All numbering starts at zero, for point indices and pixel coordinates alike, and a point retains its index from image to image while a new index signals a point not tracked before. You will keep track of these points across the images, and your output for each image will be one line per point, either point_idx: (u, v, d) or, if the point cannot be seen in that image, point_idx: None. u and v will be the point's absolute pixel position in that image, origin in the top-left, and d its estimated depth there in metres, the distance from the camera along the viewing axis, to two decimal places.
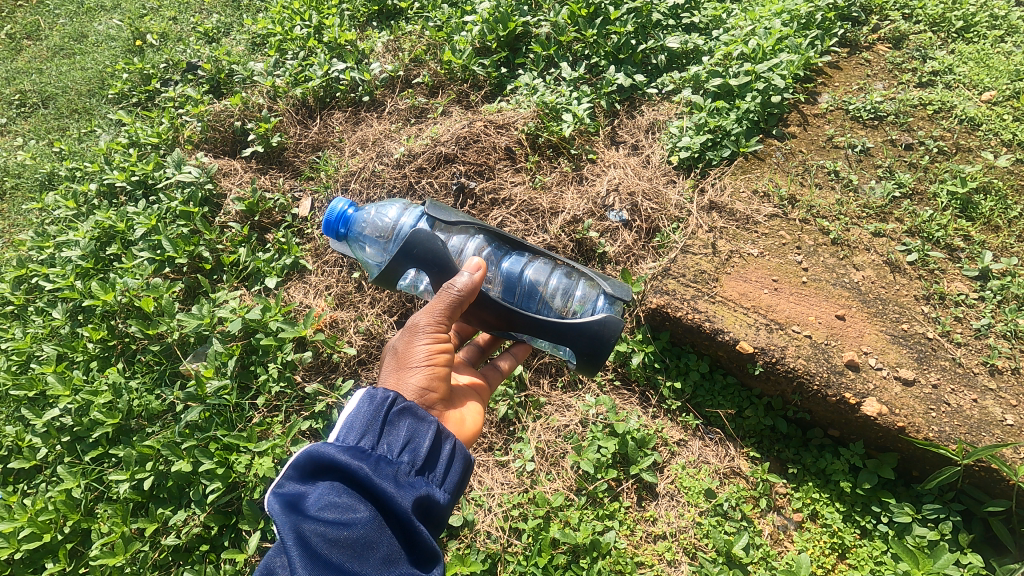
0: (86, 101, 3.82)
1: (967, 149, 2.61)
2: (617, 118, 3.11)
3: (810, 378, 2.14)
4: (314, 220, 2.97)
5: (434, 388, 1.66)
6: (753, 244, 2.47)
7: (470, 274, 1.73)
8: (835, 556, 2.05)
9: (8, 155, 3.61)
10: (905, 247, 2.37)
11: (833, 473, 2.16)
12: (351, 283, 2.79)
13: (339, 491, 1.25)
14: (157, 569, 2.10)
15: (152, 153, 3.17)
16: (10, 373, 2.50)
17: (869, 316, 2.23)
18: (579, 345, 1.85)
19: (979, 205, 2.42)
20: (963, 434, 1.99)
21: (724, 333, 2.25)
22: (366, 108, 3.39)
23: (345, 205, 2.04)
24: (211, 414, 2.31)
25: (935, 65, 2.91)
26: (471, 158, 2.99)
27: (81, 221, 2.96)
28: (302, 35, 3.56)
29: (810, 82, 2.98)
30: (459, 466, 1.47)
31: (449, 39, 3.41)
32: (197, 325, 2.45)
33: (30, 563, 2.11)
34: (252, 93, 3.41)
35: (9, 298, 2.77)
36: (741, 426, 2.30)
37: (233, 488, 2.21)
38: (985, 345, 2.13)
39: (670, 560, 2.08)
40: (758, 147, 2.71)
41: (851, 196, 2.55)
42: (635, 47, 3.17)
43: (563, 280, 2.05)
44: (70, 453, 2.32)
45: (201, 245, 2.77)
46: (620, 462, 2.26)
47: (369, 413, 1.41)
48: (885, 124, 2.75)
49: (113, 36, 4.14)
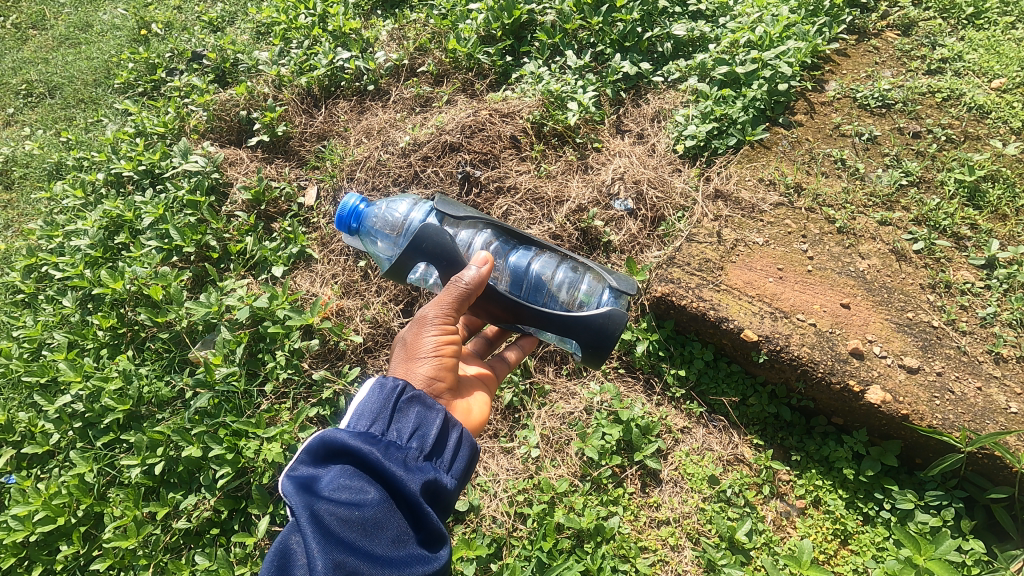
0: (92, 91, 3.83)
1: (976, 137, 2.59)
2: (623, 106, 3.10)
3: (815, 366, 2.15)
4: (320, 210, 2.99)
5: (442, 378, 1.68)
6: (758, 233, 2.47)
7: (477, 268, 1.77)
8: (837, 541, 2.06)
9: (16, 145, 3.62)
10: (911, 235, 2.36)
11: (837, 460, 2.17)
12: (357, 271, 2.80)
13: (351, 474, 1.28)
14: (168, 552, 2.14)
15: (159, 143, 3.19)
16: (22, 360, 2.53)
17: (874, 304, 2.23)
18: (584, 338, 1.86)
19: (987, 193, 2.41)
20: (967, 422, 2.00)
21: (729, 321, 2.25)
22: (371, 97, 3.38)
23: (357, 201, 2.04)
24: (220, 400, 2.34)
25: (944, 53, 2.89)
26: (476, 147, 2.99)
27: (90, 211, 2.98)
28: (307, 23, 3.56)
29: (817, 70, 2.96)
30: (466, 453, 1.49)
31: (454, 27, 3.40)
32: (205, 313, 2.49)
33: (45, 545, 2.15)
34: (257, 82, 3.41)
35: (20, 287, 2.80)
36: (745, 414, 2.32)
37: (243, 473, 2.24)
38: (990, 333, 2.13)
39: (674, 546, 2.10)
40: (764, 135, 2.71)
41: (858, 184, 2.54)
42: (641, 35, 3.16)
43: (569, 274, 2.06)
44: (82, 439, 2.35)
45: (208, 234, 2.80)
46: (625, 449, 2.28)
47: (379, 400, 1.43)
48: (893, 112, 2.73)
49: (118, 26, 4.15)
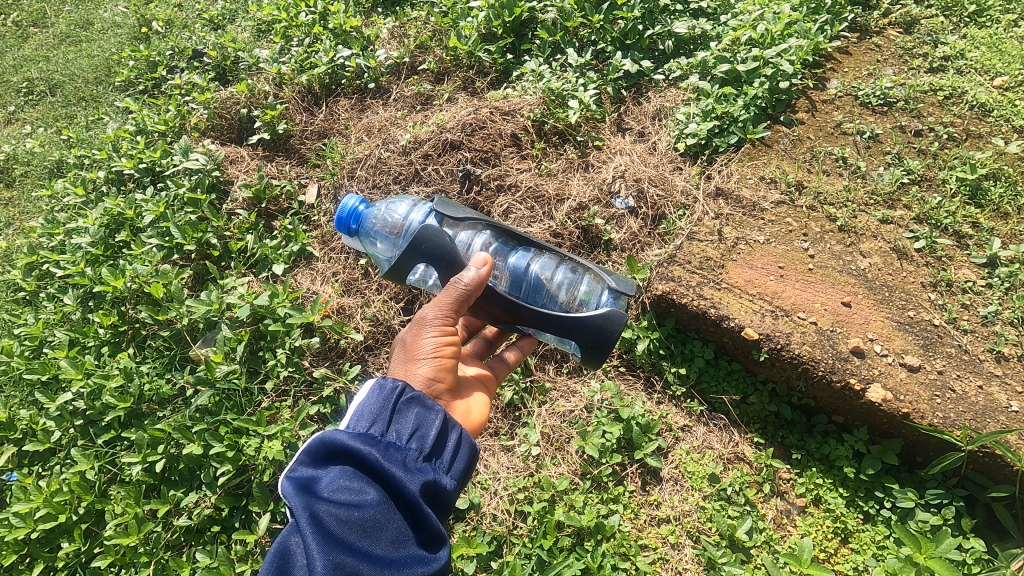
0: (93, 89, 3.83)
1: (978, 135, 2.58)
2: (624, 104, 3.10)
3: (815, 365, 2.15)
4: (321, 208, 2.99)
5: (441, 379, 1.68)
6: (759, 231, 2.47)
7: (476, 269, 1.76)
8: (837, 540, 2.06)
9: (17, 143, 3.61)
10: (912, 234, 2.36)
11: (838, 459, 2.16)
12: (358, 269, 2.80)
13: (350, 475, 1.28)
14: (169, 550, 2.14)
15: (159, 141, 3.19)
16: (23, 358, 2.53)
17: (875, 303, 2.23)
18: (583, 339, 1.85)
19: (988, 191, 2.41)
20: (968, 421, 1.99)
21: (729, 320, 2.25)
22: (372, 95, 3.38)
23: (357, 202, 2.04)
24: (221, 398, 2.35)
25: (946, 51, 2.88)
26: (477, 145, 2.99)
27: (91, 209, 2.98)
28: (307, 21, 3.55)
29: (818, 67, 2.95)
30: (466, 454, 1.49)
31: (455, 25, 3.39)
32: (206, 311, 2.49)
33: (46, 543, 2.16)
34: (258, 81, 3.41)
35: (21, 285, 2.81)
36: (745, 412, 2.32)
37: (243, 470, 2.24)
38: (991, 332, 2.13)
39: (674, 544, 2.10)
40: (765, 133, 2.70)
41: (859, 182, 2.53)
42: (642, 33, 3.15)
43: (568, 275, 2.05)
44: (82, 437, 2.36)
45: (209, 232, 2.80)
46: (625, 447, 2.28)
47: (378, 401, 1.43)
48: (894, 110, 2.72)
49: (118, 24, 4.15)
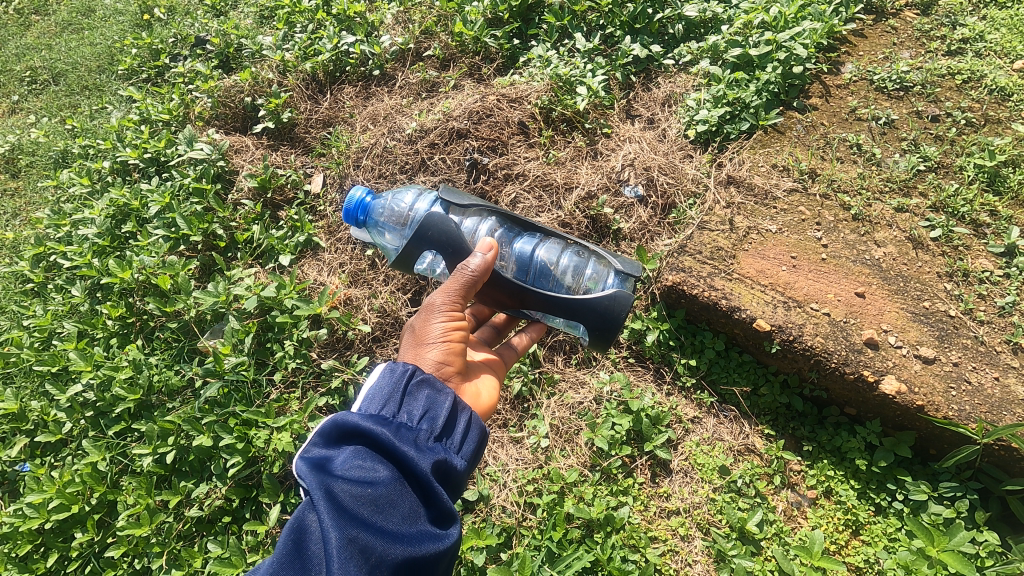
0: (96, 78, 3.79)
1: (997, 120, 2.52)
2: (633, 90, 3.04)
3: (828, 356, 2.12)
4: (326, 198, 2.97)
5: (451, 362, 1.67)
6: (771, 220, 2.43)
7: (482, 254, 1.74)
8: (848, 532, 2.05)
9: (21, 133, 3.59)
10: (928, 223, 2.31)
11: (849, 451, 2.15)
12: (365, 260, 2.78)
13: (363, 454, 1.27)
14: (181, 540, 2.16)
15: (163, 131, 3.16)
16: (33, 350, 2.55)
17: (890, 293, 2.20)
18: (590, 322, 1.83)
19: (1007, 178, 2.35)
20: (984, 413, 1.97)
21: (741, 311, 2.22)
22: (377, 81, 3.34)
23: (363, 193, 2.01)
24: (230, 390, 2.35)
25: (965, 32, 2.80)
26: (483, 133, 2.93)
27: (96, 199, 2.97)
28: (311, 7, 3.53)
29: (833, 51, 2.87)
30: (476, 435, 1.48)
31: (460, 10, 3.32)
32: (213, 302, 2.49)
33: (60, 533, 2.18)
34: (262, 68, 3.37)
35: (29, 276, 2.81)
36: (756, 404, 2.30)
37: (253, 462, 2.24)
38: (1009, 322, 2.09)
39: (684, 536, 2.10)
40: (778, 119, 2.64)
41: (874, 169, 2.48)
42: (651, 16, 3.08)
43: (574, 259, 2.02)
44: (93, 428, 2.37)
45: (215, 222, 2.78)
46: (635, 439, 2.27)
47: (389, 384, 1.43)
48: (911, 95, 2.66)
49: (121, 11, 4.11)
